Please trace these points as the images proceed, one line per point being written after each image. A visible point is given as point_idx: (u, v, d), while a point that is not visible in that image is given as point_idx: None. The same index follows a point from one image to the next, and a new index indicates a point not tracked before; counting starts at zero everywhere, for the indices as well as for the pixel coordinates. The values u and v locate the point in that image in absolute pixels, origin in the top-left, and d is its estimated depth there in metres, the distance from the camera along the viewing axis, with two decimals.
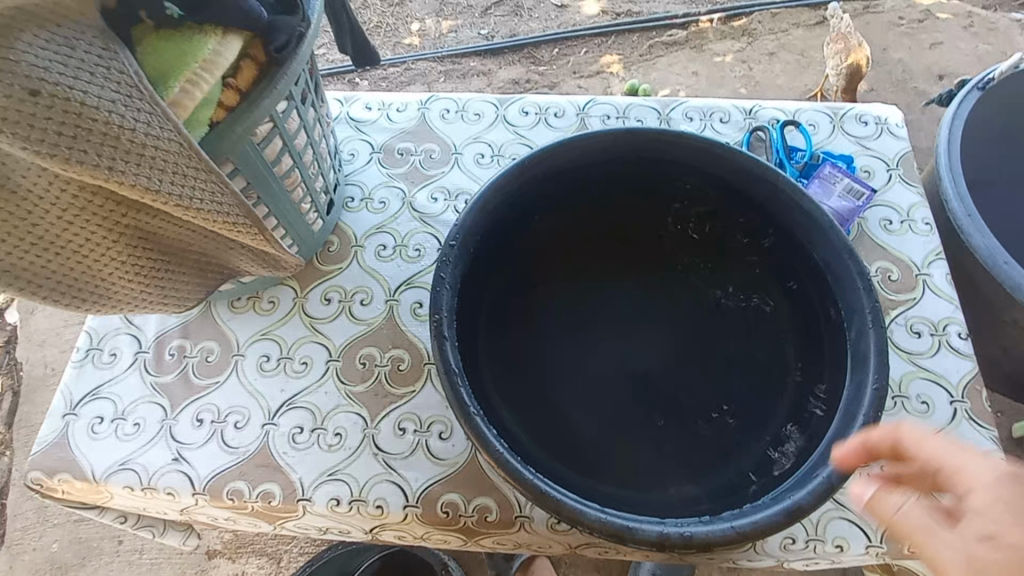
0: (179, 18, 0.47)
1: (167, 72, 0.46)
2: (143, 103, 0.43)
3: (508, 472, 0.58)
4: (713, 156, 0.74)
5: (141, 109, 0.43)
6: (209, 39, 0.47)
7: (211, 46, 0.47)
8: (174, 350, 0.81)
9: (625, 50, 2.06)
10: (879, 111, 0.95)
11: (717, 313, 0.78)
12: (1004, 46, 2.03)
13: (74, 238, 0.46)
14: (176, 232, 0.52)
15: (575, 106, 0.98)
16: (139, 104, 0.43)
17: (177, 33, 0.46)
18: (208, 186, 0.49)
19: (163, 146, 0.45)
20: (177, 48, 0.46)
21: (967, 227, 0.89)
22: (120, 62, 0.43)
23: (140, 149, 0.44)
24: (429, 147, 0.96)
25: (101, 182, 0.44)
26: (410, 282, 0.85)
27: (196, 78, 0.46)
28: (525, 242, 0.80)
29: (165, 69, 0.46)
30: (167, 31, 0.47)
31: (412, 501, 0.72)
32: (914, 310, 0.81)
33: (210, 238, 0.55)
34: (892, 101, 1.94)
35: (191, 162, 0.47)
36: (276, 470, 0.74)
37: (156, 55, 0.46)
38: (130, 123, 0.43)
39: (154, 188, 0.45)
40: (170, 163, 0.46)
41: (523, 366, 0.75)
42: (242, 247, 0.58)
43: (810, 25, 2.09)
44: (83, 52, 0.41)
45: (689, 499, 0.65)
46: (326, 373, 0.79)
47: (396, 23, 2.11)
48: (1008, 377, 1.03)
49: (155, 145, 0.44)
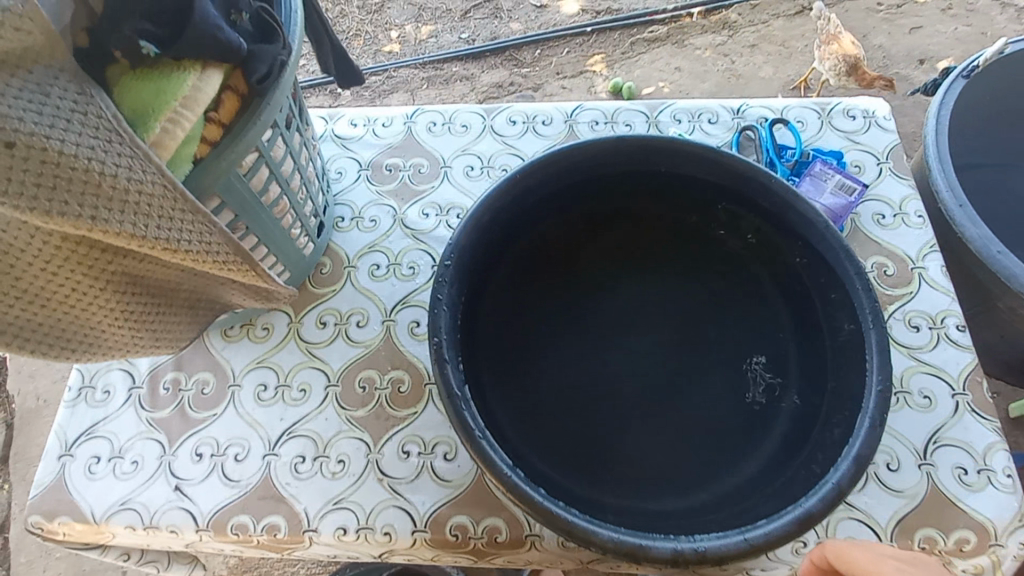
0: (155, 56, 0.44)
1: (145, 112, 0.44)
2: (123, 147, 0.42)
3: (517, 495, 0.57)
4: (705, 160, 0.74)
5: (122, 154, 0.42)
6: (188, 75, 0.45)
7: (191, 81, 0.45)
8: (168, 383, 0.80)
9: (607, 48, 2.06)
10: (866, 105, 0.95)
11: (717, 318, 0.78)
12: (983, 27, 2.04)
13: (60, 288, 0.45)
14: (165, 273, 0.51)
15: (563, 112, 0.98)
16: (119, 149, 0.42)
17: (154, 70, 0.45)
18: (196, 227, 0.47)
19: (147, 190, 0.43)
20: (155, 85, 0.44)
21: (959, 217, 0.89)
22: (97, 106, 0.41)
23: (123, 195, 0.42)
24: (417, 162, 0.95)
25: (85, 231, 0.42)
26: (406, 301, 0.84)
27: (177, 116, 0.45)
28: (521, 255, 0.79)
29: (143, 109, 0.44)
30: (144, 68, 0.45)
31: (420, 526, 0.71)
32: (911, 303, 0.81)
33: (201, 276, 0.54)
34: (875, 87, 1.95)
35: (178, 204, 0.45)
36: (279, 501, 0.72)
37: (134, 95, 0.44)
38: (111, 169, 0.41)
39: (139, 233, 0.44)
40: (155, 207, 0.44)
41: (525, 383, 0.74)
42: (235, 283, 0.56)
43: (790, 14, 2.09)
44: (58, 98, 0.40)
45: (699, 509, 0.65)
46: (325, 399, 0.78)
47: (375, 31, 2.09)
48: (1004, 362, 1.04)
49: (138, 190, 0.43)
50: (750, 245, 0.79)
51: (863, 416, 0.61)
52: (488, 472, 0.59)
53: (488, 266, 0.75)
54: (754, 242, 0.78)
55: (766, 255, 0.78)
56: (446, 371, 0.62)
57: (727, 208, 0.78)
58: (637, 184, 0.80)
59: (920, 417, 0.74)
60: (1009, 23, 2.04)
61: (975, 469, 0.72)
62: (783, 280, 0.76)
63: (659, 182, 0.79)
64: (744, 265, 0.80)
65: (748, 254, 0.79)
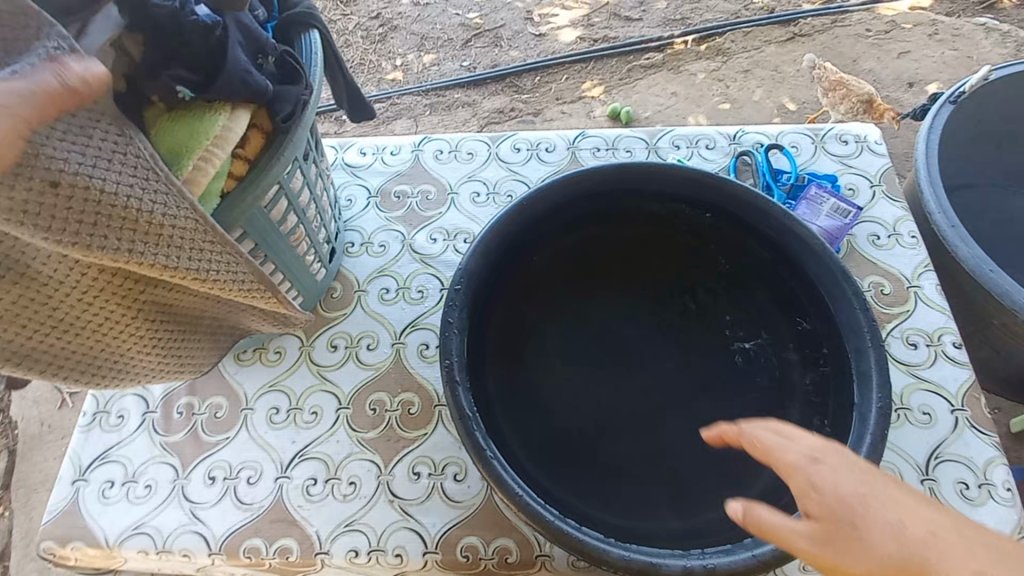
0: (190, 99, 0.48)
1: (179, 151, 0.47)
2: (159, 185, 0.45)
3: (529, 514, 0.58)
4: (705, 186, 0.77)
5: (157, 191, 0.45)
6: (220, 115, 0.48)
7: (221, 122, 0.48)
8: (182, 407, 0.81)
9: (605, 75, 2.12)
10: (858, 130, 0.99)
11: (719, 337, 0.80)
12: (969, 51, 2.10)
13: (94, 317, 0.48)
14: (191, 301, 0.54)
15: (565, 140, 1.01)
16: (155, 186, 0.45)
17: (188, 113, 0.48)
18: (223, 258, 0.50)
19: (180, 224, 0.46)
20: (188, 126, 0.48)
21: (952, 237, 0.92)
22: (135, 147, 0.44)
23: (158, 229, 0.45)
24: (425, 189, 0.98)
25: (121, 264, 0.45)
26: (416, 324, 0.86)
27: (207, 155, 0.48)
28: (527, 278, 0.81)
29: (177, 149, 0.47)
30: (178, 111, 0.49)
31: (431, 548, 0.71)
32: (908, 322, 0.83)
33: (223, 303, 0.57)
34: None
35: (207, 236, 0.49)
36: (291, 524, 0.73)
37: (169, 136, 0.48)
38: (148, 206, 0.44)
39: (172, 264, 0.47)
40: (186, 240, 0.47)
41: (533, 403, 0.75)
42: (254, 309, 0.59)
43: (781, 41, 2.16)
44: (99, 140, 0.42)
45: (707, 528, 0.66)
46: (337, 422, 0.80)
47: (379, 60, 2.16)
48: (1004, 378, 1.05)
49: (172, 224, 0.46)
50: (750, 267, 0.81)
51: (864, 432, 0.63)
52: (499, 492, 0.60)
53: (495, 290, 0.78)
54: (753, 265, 0.81)
55: (766, 277, 0.80)
56: (458, 393, 0.64)
57: (726, 232, 0.81)
58: (639, 209, 0.83)
59: (922, 434, 0.76)
60: (994, 48, 2.10)
61: (978, 485, 0.73)
62: (784, 300, 0.78)
63: (661, 207, 0.82)
64: (744, 286, 0.82)
65: (747, 276, 0.82)
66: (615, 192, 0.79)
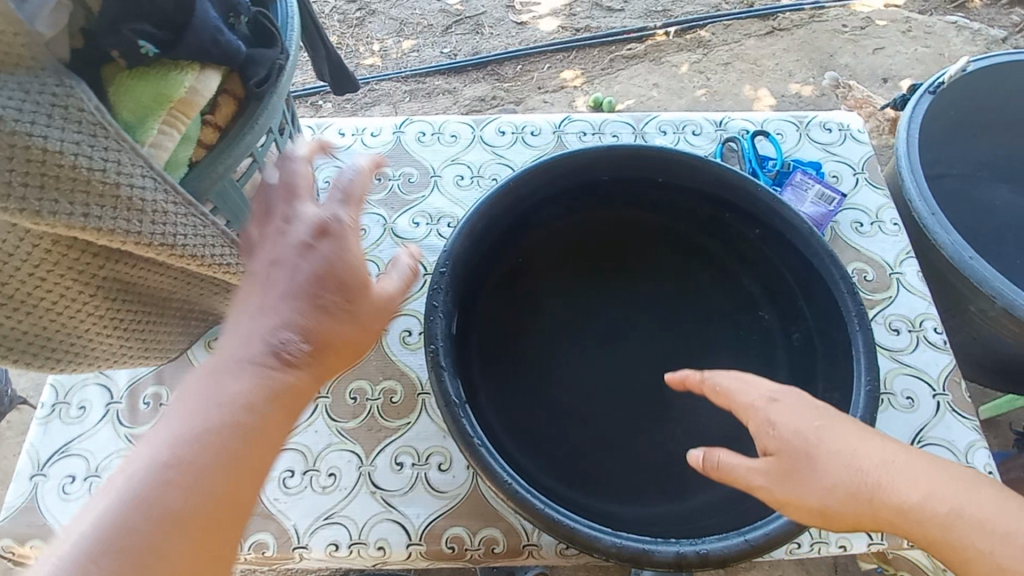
0: (155, 57, 0.44)
1: (146, 115, 0.44)
2: (110, 142, 0.41)
3: (518, 503, 0.56)
4: (700, 170, 0.76)
5: (108, 148, 0.41)
6: (187, 75, 0.45)
7: (189, 82, 0.45)
8: (149, 398, 0.77)
9: (587, 64, 2.10)
10: (841, 118, 0.99)
11: (708, 322, 0.79)
12: (940, 48, 2.15)
13: (48, 293, 0.44)
14: (158, 279, 0.50)
15: (551, 124, 0.99)
16: (105, 144, 0.41)
17: (151, 72, 0.44)
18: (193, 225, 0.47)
19: (137, 182, 0.42)
20: (152, 88, 0.44)
21: (931, 225, 0.93)
22: (78, 98, 0.40)
23: (113, 190, 0.41)
24: (407, 171, 0.94)
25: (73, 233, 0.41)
26: (398, 310, 0.83)
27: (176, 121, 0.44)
28: (512, 260, 0.79)
29: (143, 113, 0.44)
30: (141, 68, 0.45)
31: (415, 539, 0.69)
32: (891, 308, 0.83)
33: (193, 283, 0.54)
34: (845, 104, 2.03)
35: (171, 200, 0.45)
36: (268, 518, 0.70)
37: (132, 98, 0.44)
38: (99, 164, 0.41)
39: (130, 230, 0.43)
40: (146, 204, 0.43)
41: (519, 391, 0.74)
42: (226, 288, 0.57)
43: (761, 34, 2.17)
44: (38, 94, 0.39)
45: (696, 513, 0.65)
46: (315, 412, 0.76)
47: (355, 44, 2.10)
48: (977, 364, 1.07)
49: (128, 183, 0.42)
50: (742, 251, 0.80)
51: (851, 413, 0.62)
52: (487, 480, 0.58)
53: (482, 273, 0.75)
54: (742, 248, 0.80)
55: (755, 261, 0.79)
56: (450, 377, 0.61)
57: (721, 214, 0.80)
58: (634, 192, 0.81)
59: (904, 418, 0.77)
60: (964, 45, 2.16)
61: None
62: (765, 284, 0.79)
63: (655, 189, 0.80)
64: (733, 269, 0.81)
65: (734, 259, 0.81)
66: (603, 174, 0.78)
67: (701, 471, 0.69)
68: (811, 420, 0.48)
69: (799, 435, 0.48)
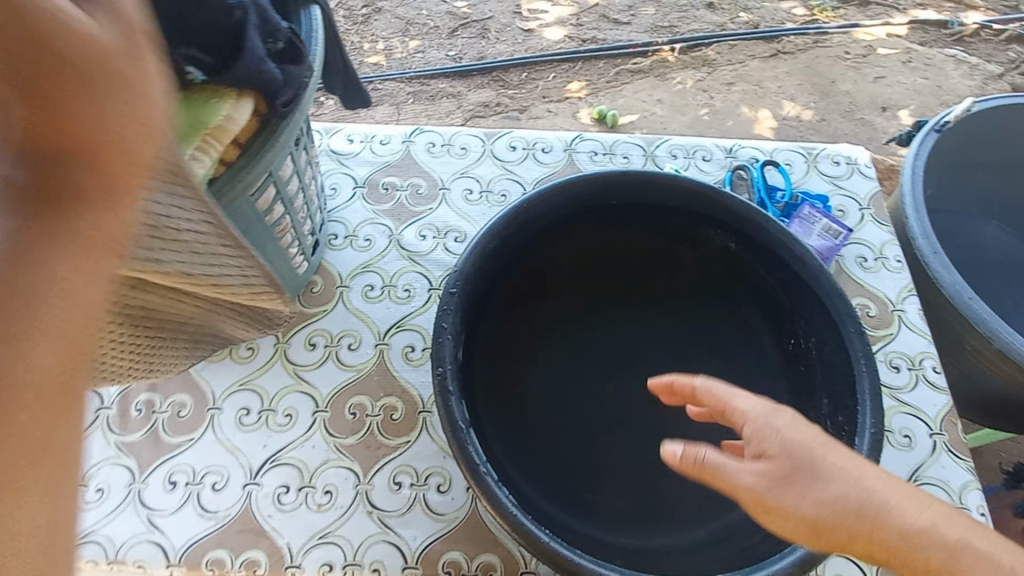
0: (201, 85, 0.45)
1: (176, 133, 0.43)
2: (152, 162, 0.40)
3: (522, 534, 0.55)
4: (714, 201, 0.76)
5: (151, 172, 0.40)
6: (224, 103, 0.45)
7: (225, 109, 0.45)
8: (141, 405, 0.75)
9: (592, 76, 2.10)
10: (849, 152, 1.00)
11: (713, 352, 0.79)
12: (938, 80, 2.19)
13: None
14: (176, 304, 0.53)
15: (562, 141, 0.99)
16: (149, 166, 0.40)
17: (194, 99, 0.45)
18: (235, 263, 0.51)
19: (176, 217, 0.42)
20: (191, 113, 0.44)
21: (933, 264, 0.94)
22: None
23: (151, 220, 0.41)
24: (415, 182, 0.93)
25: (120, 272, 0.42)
26: (401, 324, 0.82)
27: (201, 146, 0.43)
28: (518, 281, 0.78)
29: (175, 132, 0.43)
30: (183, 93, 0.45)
31: (411, 563, 0.68)
32: (891, 345, 0.84)
33: (203, 306, 0.57)
34: (844, 130, 2.06)
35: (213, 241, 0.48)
36: (260, 534, 0.68)
37: None
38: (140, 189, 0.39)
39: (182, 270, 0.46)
40: (190, 244, 0.45)
41: (522, 414, 0.73)
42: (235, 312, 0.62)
43: (765, 57, 2.19)
44: None
45: (697, 547, 0.65)
46: (312, 426, 0.75)
47: (359, 42, 2.07)
48: (969, 402, 1.09)
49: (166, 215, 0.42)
50: (751, 283, 0.80)
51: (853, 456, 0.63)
52: (491, 510, 0.57)
53: (491, 293, 0.74)
54: (751, 281, 0.80)
55: (763, 294, 0.80)
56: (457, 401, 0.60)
57: (731, 245, 0.80)
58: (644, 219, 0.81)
59: (902, 456, 0.77)
60: (961, 79, 2.20)
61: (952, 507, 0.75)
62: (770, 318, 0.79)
63: (668, 217, 0.80)
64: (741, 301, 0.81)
65: (739, 289, 0.81)
66: (614, 199, 0.77)
67: (702, 504, 0.69)
68: (815, 436, 0.45)
69: (803, 444, 0.45)
